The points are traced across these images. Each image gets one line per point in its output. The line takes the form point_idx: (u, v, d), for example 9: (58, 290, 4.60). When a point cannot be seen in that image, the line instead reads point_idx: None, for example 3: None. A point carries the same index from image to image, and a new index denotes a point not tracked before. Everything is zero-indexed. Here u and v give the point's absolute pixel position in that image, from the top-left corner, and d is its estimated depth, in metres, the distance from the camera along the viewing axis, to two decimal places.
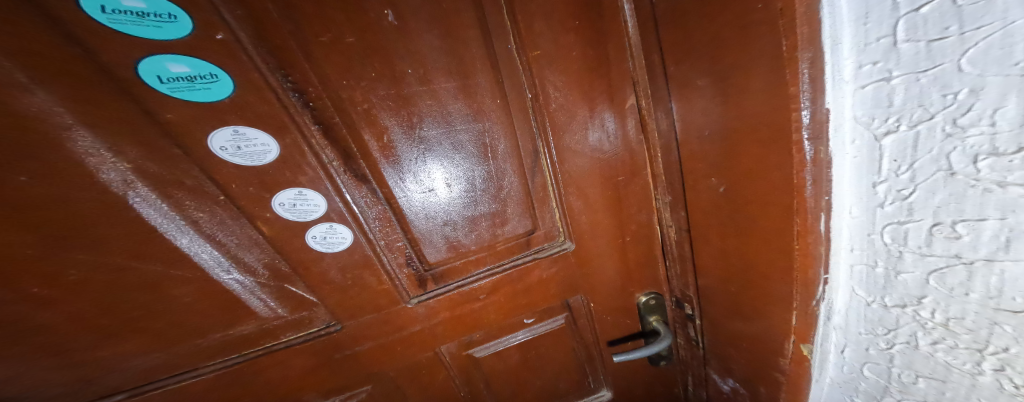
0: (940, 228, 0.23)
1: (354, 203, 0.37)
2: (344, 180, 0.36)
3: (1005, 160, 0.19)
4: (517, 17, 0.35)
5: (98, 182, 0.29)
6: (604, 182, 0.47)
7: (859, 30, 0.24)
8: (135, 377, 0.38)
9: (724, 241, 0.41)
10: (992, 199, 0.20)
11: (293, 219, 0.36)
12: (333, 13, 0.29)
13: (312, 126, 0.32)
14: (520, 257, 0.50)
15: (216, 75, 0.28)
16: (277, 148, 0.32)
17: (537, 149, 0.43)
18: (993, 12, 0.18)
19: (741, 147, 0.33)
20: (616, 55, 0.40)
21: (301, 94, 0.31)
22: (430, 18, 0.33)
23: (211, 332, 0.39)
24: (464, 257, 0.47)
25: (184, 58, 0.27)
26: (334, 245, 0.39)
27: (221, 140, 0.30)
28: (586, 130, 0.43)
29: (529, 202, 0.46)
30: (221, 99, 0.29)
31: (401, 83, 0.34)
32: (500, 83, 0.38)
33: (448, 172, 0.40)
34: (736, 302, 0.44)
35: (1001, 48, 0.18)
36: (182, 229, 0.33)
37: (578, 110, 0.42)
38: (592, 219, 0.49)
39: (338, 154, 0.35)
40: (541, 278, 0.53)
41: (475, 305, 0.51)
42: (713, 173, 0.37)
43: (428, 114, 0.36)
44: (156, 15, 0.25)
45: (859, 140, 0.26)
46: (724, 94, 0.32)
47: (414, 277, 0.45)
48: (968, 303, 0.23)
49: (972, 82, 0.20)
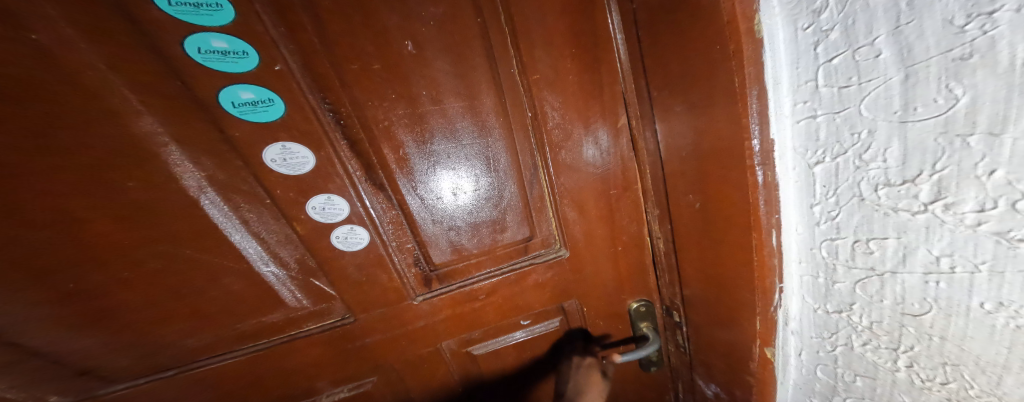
0: (859, 244, 0.28)
1: (372, 208, 0.44)
2: (365, 187, 0.42)
3: (896, 189, 0.24)
4: (520, 46, 0.41)
5: (180, 187, 0.36)
6: (598, 195, 0.52)
7: (794, 73, 0.29)
8: (180, 356, 0.45)
9: (702, 251, 0.45)
10: (891, 221, 0.25)
11: (322, 220, 0.42)
12: (364, 45, 0.35)
13: (342, 141, 0.39)
14: (519, 261, 0.55)
15: (273, 99, 0.34)
16: (314, 160, 0.38)
17: (535, 163, 0.48)
18: (878, 69, 0.23)
19: (709, 169, 0.37)
20: (609, 80, 0.45)
21: (335, 113, 0.37)
22: (444, 48, 0.39)
23: (246, 318, 0.45)
24: (466, 259, 0.52)
25: (250, 86, 0.33)
26: (353, 244, 0.45)
27: (272, 154, 0.37)
28: (581, 146, 0.48)
29: (528, 211, 0.51)
30: (275, 118, 0.35)
31: (417, 103, 0.40)
32: (502, 103, 0.44)
33: (456, 181, 0.46)
34: (713, 309, 0.48)
35: (885, 98, 0.23)
36: (238, 226, 0.39)
37: (574, 128, 0.47)
38: (585, 229, 0.54)
39: (361, 165, 0.41)
40: (537, 282, 0.58)
41: (475, 304, 0.56)
42: (689, 190, 0.42)
43: (439, 130, 0.42)
44: (234, 52, 0.32)
45: (798, 167, 0.31)
46: (695, 123, 0.36)
47: (421, 276, 0.51)
48: (883, 308, 0.29)
49: (869, 124, 0.24)
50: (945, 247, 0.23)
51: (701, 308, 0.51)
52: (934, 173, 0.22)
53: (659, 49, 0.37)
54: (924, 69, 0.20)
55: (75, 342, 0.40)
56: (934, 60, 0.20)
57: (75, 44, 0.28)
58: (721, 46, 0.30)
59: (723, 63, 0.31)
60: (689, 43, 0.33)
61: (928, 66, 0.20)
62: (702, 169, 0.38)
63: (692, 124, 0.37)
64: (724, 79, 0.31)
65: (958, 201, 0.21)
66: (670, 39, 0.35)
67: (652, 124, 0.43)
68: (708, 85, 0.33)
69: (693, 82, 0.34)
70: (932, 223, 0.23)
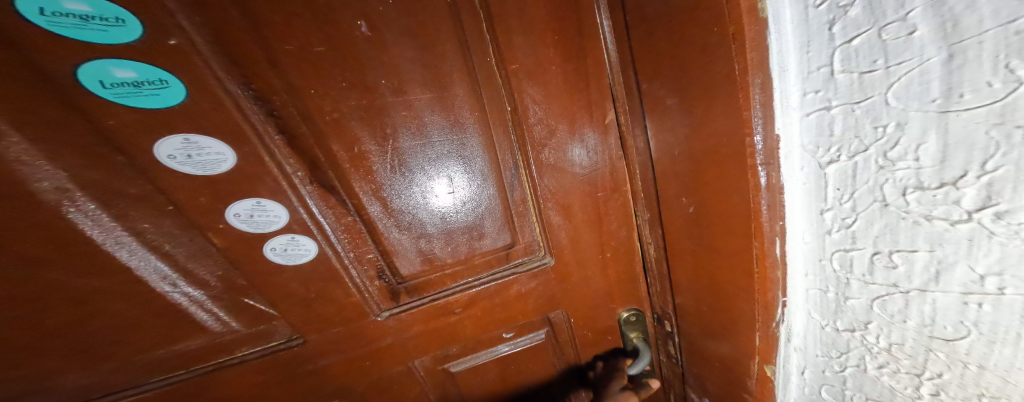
0: (879, 257, 0.25)
1: (319, 214, 0.38)
2: (309, 190, 0.37)
3: (930, 194, 0.21)
4: (497, 30, 0.36)
5: (34, 193, 0.28)
6: (585, 197, 0.47)
7: (803, 58, 0.24)
8: (80, 389, 0.38)
9: (694, 260, 0.41)
10: (922, 232, 0.22)
11: (251, 230, 0.36)
12: (302, 23, 0.30)
13: (275, 135, 0.33)
14: (500, 271, 0.50)
15: (166, 80, 0.28)
16: (233, 157, 0.32)
17: (517, 162, 0.43)
18: (911, 48, 0.19)
19: (704, 169, 0.33)
20: (596, 71, 0.40)
21: (264, 102, 0.31)
22: (406, 30, 0.33)
23: (153, 348, 0.39)
24: (440, 270, 0.47)
25: (130, 63, 0.27)
26: (295, 257, 0.40)
27: (170, 149, 0.30)
28: (567, 146, 0.44)
29: (509, 215, 0.46)
30: (170, 105, 0.29)
31: (374, 93, 0.34)
32: (478, 95, 0.39)
33: (427, 184, 0.41)
34: (705, 320, 0.45)
35: (920, 83, 0.19)
36: (121, 242, 0.33)
37: (559, 126, 0.42)
38: (571, 234, 0.50)
39: (303, 165, 0.35)
40: (520, 293, 0.53)
41: (451, 319, 0.51)
42: (681, 192, 0.38)
43: (403, 125, 0.37)
44: (102, 18, 0.25)
45: (807, 167, 0.27)
46: (691, 117, 0.32)
47: (386, 289, 0.45)
48: (907, 329, 0.26)
49: (897, 115, 0.20)
50: (993, 265, 0.20)
51: (693, 320, 0.47)
52: (983, 175, 0.18)
53: (648, 32, 0.32)
54: (974, 46, 0.17)
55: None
56: (989, 34, 0.16)
57: None
58: (718, 28, 0.26)
59: (720, 49, 0.26)
60: (682, 23, 0.29)
61: (981, 42, 0.16)
62: (696, 170, 0.34)
63: (684, 118, 0.33)
64: (724, 69, 0.27)
65: (1014, 209, 0.18)
66: (662, 19, 0.30)
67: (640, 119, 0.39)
68: (704, 76, 0.29)
69: (686, 70, 0.30)
70: (976, 233, 0.20)
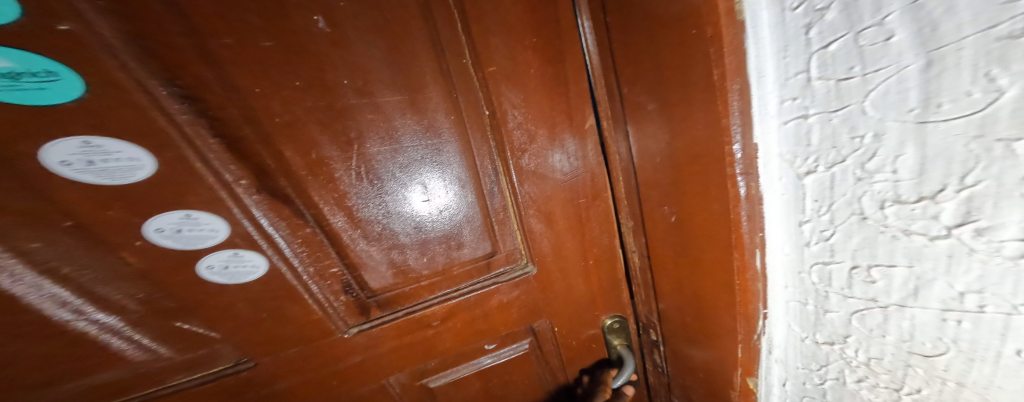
0: (858, 271, 0.24)
1: (269, 226, 0.36)
2: (255, 200, 0.34)
3: (908, 208, 0.20)
4: (472, 30, 0.34)
5: None
6: (567, 204, 0.46)
7: (780, 64, 0.23)
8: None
9: (678, 269, 0.40)
10: (900, 246, 0.21)
11: (180, 247, 0.34)
12: (248, 16, 0.28)
13: (211, 138, 0.30)
14: (481, 281, 0.48)
15: (57, 72, 0.24)
16: (151, 165, 0.29)
17: (495, 168, 0.42)
18: (889, 55, 0.18)
19: (684, 176, 0.32)
20: (575, 74, 0.39)
21: (192, 102, 0.28)
22: (371, 28, 0.31)
23: (66, 380, 0.36)
24: (415, 282, 0.45)
25: (3, 50, 0.22)
26: (238, 275, 0.37)
27: (64, 154, 0.27)
28: (547, 153, 0.42)
29: (489, 223, 0.45)
30: (64, 101, 0.25)
31: (334, 94, 0.32)
32: (454, 99, 0.37)
33: (397, 192, 0.39)
34: (687, 331, 0.44)
35: (897, 93, 0.18)
36: (0, 266, 0.29)
37: (539, 132, 0.41)
38: (553, 242, 0.48)
39: (247, 172, 0.33)
40: (501, 303, 0.51)
41: (428, 332, 0.49)
42: (663, 199, 0.36)
43: (370, 129, 0.35)
44: None
45: (785, 177, 0.26)
46: (669, 123, 0.31)
47: (354, 303, 0.43)
48: (885, 344, 0.26)
49: (875, 125, 0.19)
50: (973, 283, 0.19)
51: (674, 329, 0.46)
52: (963, 189, 0.17)
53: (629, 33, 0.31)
54: (953, 54, 0.16)
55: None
56: (968, 40, 0.15)
57: None
58: (696, 31, 0.25)
59: (700, 56, 0.25)
60: (659, 23, 0.28)
61: (960, 49, 0.15)
62: (676, 178, 0.33)
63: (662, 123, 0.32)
64: (703, 77, 0.26)
65: (995, 225, 0.17)
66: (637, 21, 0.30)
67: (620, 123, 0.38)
68: (685, 84, 0.28)
69: (668, 75, 0.29)
70: (955, 249, 0.19)
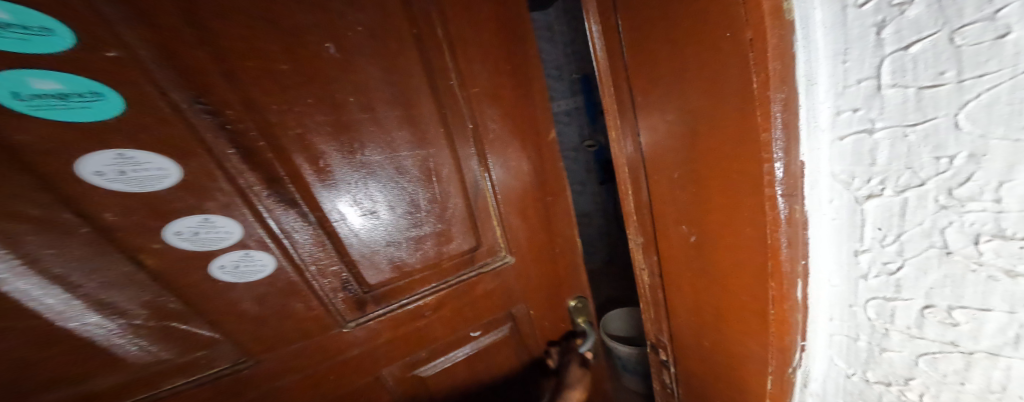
0: (934, 311, 0.21)
1: (279, 224, 0.35)
2: (268, 204, 0.33)
3: (1014, 245, 0.17)
4: (460, 61, 0.39)
5: None
6: (535, 201, 0.48)
7: (837, 69, 0.20)
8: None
9: (694, 293, 0.36)
10: (998, 288, 0.18)
11: (191, 248, 0.31)
12: (263, 30, 0.29)
13: (228, 150, 0.30)
14: (464, 274, 0.47)
15: (101, 93, 0.25)
16: (177, 173, 0.29)
17: (480, 177, 0.43)
18: (1000, 56, 0.14)
19: (707, 195, 0.29)
20: (538, 95, 0.45)
21: (215, 116, 0.29)
22: (373, 52, 0.34)
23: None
24: (408, 277, 0.43)
25: (54, 74, 0.24)
26: (248, 275, 0.35)
27: (98, 164, 0.26)
28: (517, 157, 0.45)
29: (472, 221, 0.45)
30: (105, 118, 0.26)
31: (341, 109, 0.34)
32: (443, 113, 0.39)
33: (393, 197, 0.38)
34: (711, 362, 0.39)
35: (1010, 104, 0.15)
36: (5, 273, 0.26)
37: (514, 144, 0.44)
38: (529, 235, 0.49)
39: (261, 178, 0.32)
40: (484, 291, 0.49)
41: (421, 323, 0.46)
42: (680, 217, 0.33)
43: (371, 140, 0.36)
44: (24, 27, 0.22)
45: (837, 199, 0.23)
46: (692, 134, 0.28)
47: (352, 301, 0.40)
48: (962, 392, 0.22)
49: (972, 144, 0.16)
50: None
51: (693, 358, 0.42)
52: None
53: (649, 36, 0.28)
54: None
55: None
56: None
57: None
58: (732, 32, 0.22)
59: (737, 62, 0.22)
60: (689, 25, 0.25)
61: None
62: (698, 197, 0.30)
63: (675, 134, 0.29)
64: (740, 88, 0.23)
65: None
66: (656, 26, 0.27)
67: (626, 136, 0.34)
68: (718, 96, 0.24)
69: (698, 84, 0.25)
70: None
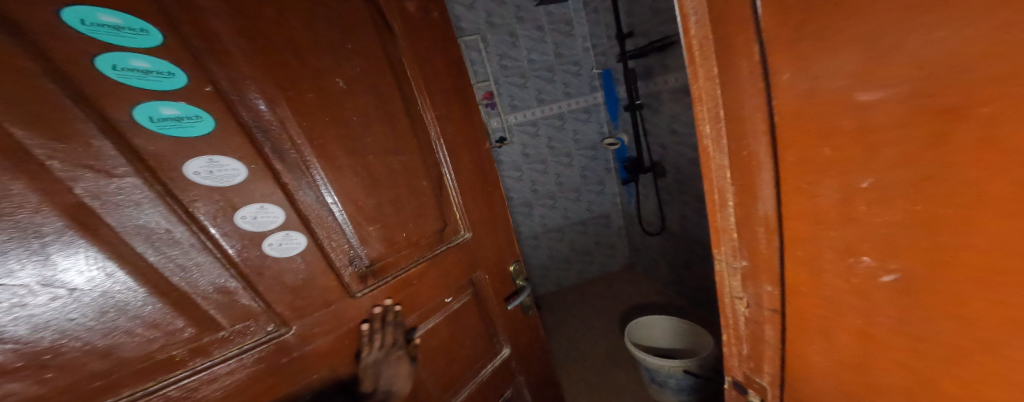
0: None
1: (337, 205, 0.76)
2: (300, 195, 0.71)
3: None
4: (422, 89, 0.91)
5: (196, 219, 0.59)
6: (475, 176, 1.04)
7: None
8: (78, 383, 0.52)
9: (878, 311, 0.31)
10: None
11: (319, 229, 0.74)
12: (301, 80, 0.71)
13: (275, 157, 0.67)
14: (439, 248, 0.96)
15: (200, 116, 0.59)
16: (244, 170, 0.64)
17: (444, 173, 0.96)
18: None
19: (968, 193, 0.23)
20: (464, 119, 1.01)
21: (265, 131, 0.66)
22: (371, 88, 0.82)
23: (260, 315, 0.67)
24: (399, 252, 0.87)
25: (174, 105, 0.56)
26: (287, 249, 0.69)
27: (196, 167, 0.58)
28: (447, 164, 0.97)
29: (441, 207, 0.97)
30: (200, 131, 0.59)
31: (350, 124, 0.78)
32: (414, 126, 0.90)
33: (375, 186, 0.83)
34: (879, 383, 0.35)
35: None
36: (204, 246, 0.60)
37: (462, 152, 1.00)
38: (479, 213, 1.05)
39: (293, 177, 0.70)
40: (452, 259, 0.99)
41: (411, 287, 0.90)
42: (883, 224, 0.28)
43: (371, 147, 0.82)
44: (187, 115, 0.58)
45: None
46: (985, 105, 0.20)
47: (356, 274, 0.79)
48: None
49: None
50: None
51: (845, 373, 0.38)
52: None
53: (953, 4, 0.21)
54: None
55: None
56: None
57: (55, 92, 0.47)
58: None
59: None
60: None
61: None
62: (954, 196, 0.23)
63: (908, 120, 0.24)
64: None
65: None
66: None
67: (835, 125, 0.29)
68: None
69: (1019, 69, 0.19)
70: None
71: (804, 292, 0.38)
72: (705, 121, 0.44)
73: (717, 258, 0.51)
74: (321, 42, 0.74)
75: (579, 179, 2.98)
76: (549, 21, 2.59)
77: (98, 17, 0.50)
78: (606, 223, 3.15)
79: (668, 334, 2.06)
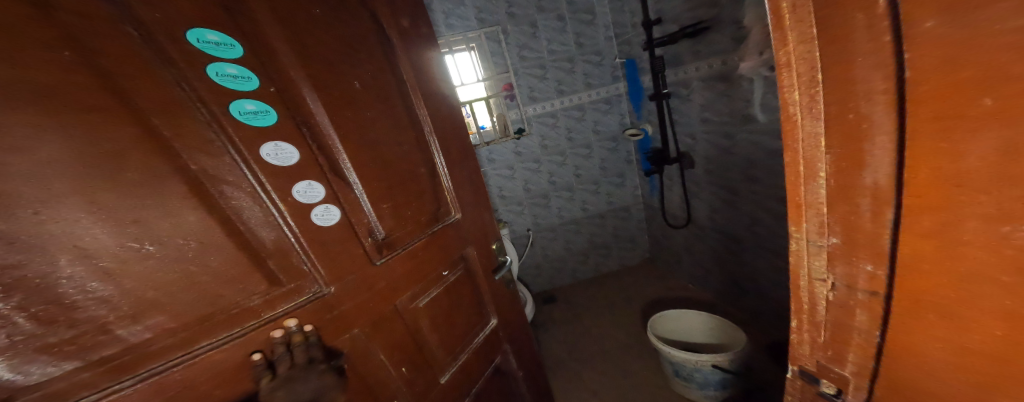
0: None
1: (359, 182, 0.82)
2: (331, 175, 0.76)
3: None
4: (416, 84, 0.97)
5: (264, 183, 0.66)
6: (462, 162, 1.11)
7: None
8: (198, 321, 0.59)
9: None
10: None
11: (348, 207, 0.79)
12: (329, 75, 0.78)
13: (312, 143, 0.73)
14: (434, 226, 1.00)
15: (269, 111, 0.67)
16: (298, 153, 0.71)
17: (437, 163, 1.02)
18: None
19: None
20: (452, 114, 1.09)
21: (304, 118, 0.73)
22: (376, 81, 0.88)
23: (309, 278, 0.72)
24: (404, 227, 0.92)
25: (253, 102, 0.65)
26: (328, 219, 0.75)
27: (266, 151, 0.66)
28: (435, 152, 1.02)
29: (438, 192, 1.02)
30: (270, 124, 0.67)
31: (363, 113, 0.84)
32: (413, 116, 0.96)
33: (384, 167, 0.88)
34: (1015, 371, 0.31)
35: None
36: (270, 213, 0.66)
37: (450, 139, 1.07)
38: (468, 198, 1.12)
39: (323, 154, 0.75)
40: (448, 236, 1.04)
41: (419, 260, 0.95)
42: None
43: (381, 131, 0.88)
44: (261, 111, 0.66)
45: None
46: None
47: (374, 244, 0.84)
48: None
49: None
50: None
51: (972, 361, 0.34)
52: None
53: None
54: None
55: (108, 344, 0.52)
56: None
57: (162, 76, 0.55)
58: None
59: None
60: None
61: None
62: None
63: None
64: None
65: None
66: None
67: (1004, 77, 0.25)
68: None
69: None
70: None
71: (928, 270, 0.35)
72: (795, 88, 0.41)
73: (795, 237, 0.48)
74: (337, 39, 0.80)
75: (598, 171, 2.92)
76: (570, 10, 2.50)
77: (205, 36, 0.60)
78: (625, 215, 3.09)
79: (696, 328, 2.01)
